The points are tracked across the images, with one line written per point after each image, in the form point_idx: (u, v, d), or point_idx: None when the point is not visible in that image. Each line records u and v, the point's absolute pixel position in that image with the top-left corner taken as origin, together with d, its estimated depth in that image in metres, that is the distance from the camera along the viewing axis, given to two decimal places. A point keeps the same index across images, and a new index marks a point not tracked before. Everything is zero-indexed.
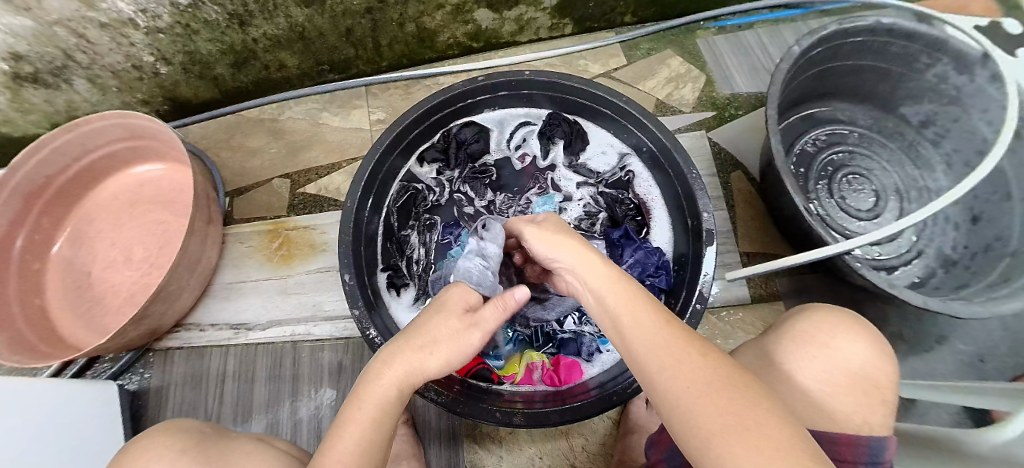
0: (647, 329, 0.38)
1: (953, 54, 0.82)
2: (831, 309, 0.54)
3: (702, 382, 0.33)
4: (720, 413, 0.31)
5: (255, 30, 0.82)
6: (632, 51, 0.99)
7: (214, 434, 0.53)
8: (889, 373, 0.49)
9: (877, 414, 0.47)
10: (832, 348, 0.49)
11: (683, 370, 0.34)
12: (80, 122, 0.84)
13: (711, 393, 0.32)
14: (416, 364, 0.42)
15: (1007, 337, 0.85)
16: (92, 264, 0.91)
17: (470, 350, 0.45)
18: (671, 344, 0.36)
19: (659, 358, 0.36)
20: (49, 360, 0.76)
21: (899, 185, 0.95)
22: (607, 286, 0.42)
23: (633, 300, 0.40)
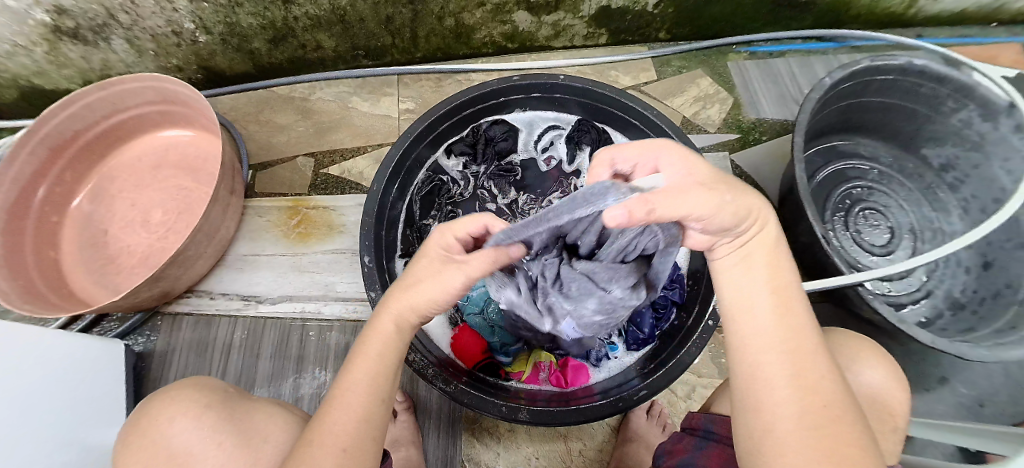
0: (780, 322, 0.38)
1: (980, 102, 0.83)
2: (854, 335, 0.55)
3: (818, 396, 0.35)
4: (815, 424, 0.33)
5: (297, 8, 0.84)
6: (663, 67, 1.00)
7: (236, 393, 0.53)
8: (900, 401, 0.50)
9: (888, 440, 0.48)
10: (854, 373, 0.50)
11: (807, 381, 0.35)
12: (114, 81, 0.85)
13: (820, 408, 0.34)
14: (411, 306, 0.45)
15: (1008, 385, 0.85)
16: (110, 223, 0.92)
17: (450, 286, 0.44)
18: (799, 344, 0.37)
19: (782, 350, 0.37)
20: (59, 312, 0.76)
21: (914, 224, 0.96)
22: (752, 269, 0.41)
23: (775, 290, 0.40)
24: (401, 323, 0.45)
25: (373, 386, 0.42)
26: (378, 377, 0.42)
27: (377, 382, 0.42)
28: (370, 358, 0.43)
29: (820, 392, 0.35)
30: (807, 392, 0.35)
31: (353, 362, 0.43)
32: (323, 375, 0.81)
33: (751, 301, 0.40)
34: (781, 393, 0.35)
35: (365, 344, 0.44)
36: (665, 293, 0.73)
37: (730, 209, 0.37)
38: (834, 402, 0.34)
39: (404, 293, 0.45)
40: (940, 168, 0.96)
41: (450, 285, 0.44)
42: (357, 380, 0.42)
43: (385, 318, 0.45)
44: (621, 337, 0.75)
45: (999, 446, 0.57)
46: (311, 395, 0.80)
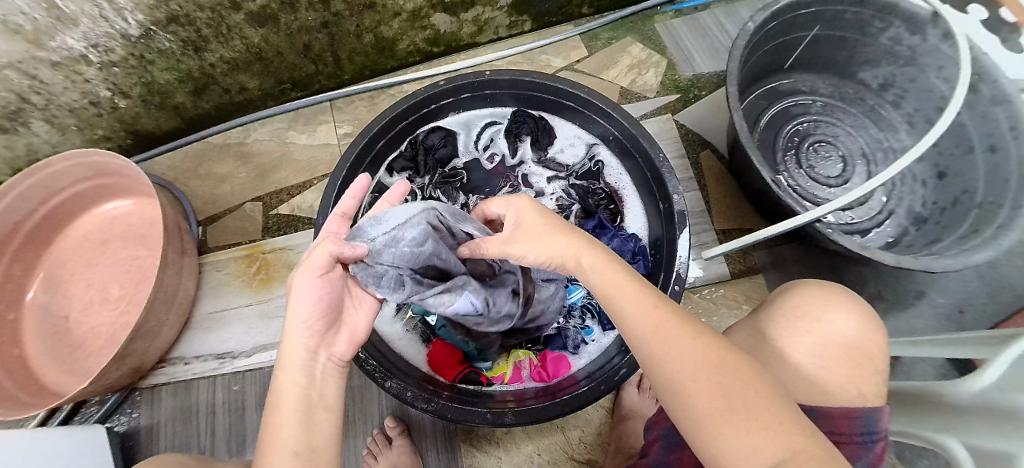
0: (641, 313, 0.40)
1: (904, 17, 0.84)
2: (819, 283, 0.53)
3: (693, 361, 0.35)
4: (710, 396, 0.33)
5: (211, 54, 0.82)
6: (593, 42, 1.00)
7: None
8: (878, 343, 0.49)
9: (870, 384, 0.47)
10: (825, 322, 0.48)
11: (679, 350, 0.36)
12: (41, 165, 0.82)
13: (703, 374, 0.34)
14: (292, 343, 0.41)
15: (984, 286, 0.87)
16: (69, 309, 0.89)
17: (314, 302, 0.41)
18: (665, 321, 0.39)
19: (660, 334, 0.38)
20: (32, 410, 0.74)
21: (865, 148, 0.97)
22: (599, 276, 0.43)
23: (628, 289, 0.42)
24: (302, 365, 0.41)
25: (290, 445, 0.38)
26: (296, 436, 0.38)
27: (295, 438, 0.38)
28: (282, 414, 0.39)
29: (722, 362, 0.35)
30: (701, 366, 0.35)
31: (267, 419, 0.40)
32: None
33: (618, 310, 0.41)
34: (683, 377, 0.35)
35: (274, 396, 0.40)
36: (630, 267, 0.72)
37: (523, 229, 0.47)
38: (731, 360, 0.35)
39: (285, 330, 0.42)
40: (879, 88, 0.97)
41: (310, 292, 0.41)
42: (273, 442, 0.38)
43: (283, 365, 0.41)
44: (595, 319, 0.76)
45: (972, 351, 0.58)
46: None
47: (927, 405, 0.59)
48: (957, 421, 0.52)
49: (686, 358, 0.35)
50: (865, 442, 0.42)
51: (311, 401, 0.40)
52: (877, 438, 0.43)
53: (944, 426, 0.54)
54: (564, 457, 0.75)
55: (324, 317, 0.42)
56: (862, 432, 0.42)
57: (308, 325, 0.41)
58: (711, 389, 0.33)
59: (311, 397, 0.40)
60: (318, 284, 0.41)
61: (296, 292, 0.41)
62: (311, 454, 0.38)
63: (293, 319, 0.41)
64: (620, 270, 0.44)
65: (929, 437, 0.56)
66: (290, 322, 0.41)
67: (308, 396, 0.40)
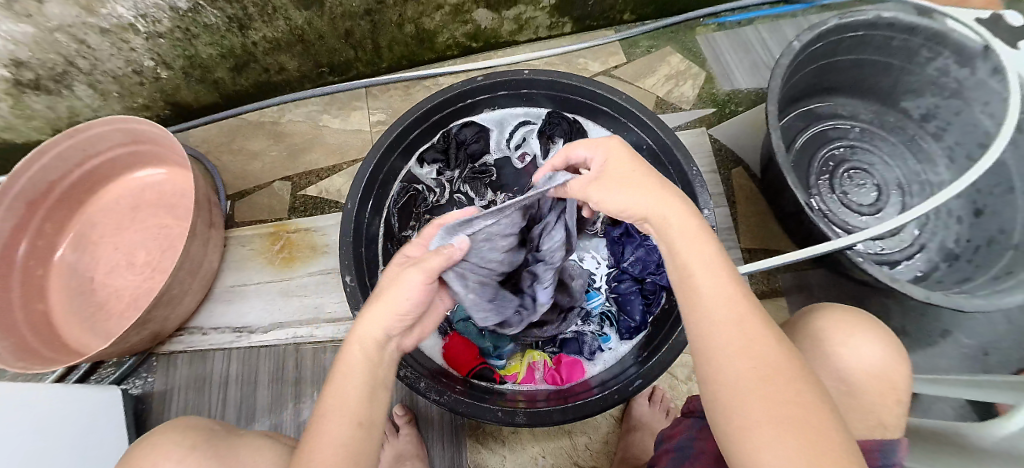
0: (719, 301, 0.37)
1: (953, 48, 0.82)
2: (845, 307, 0.52)
3: (756, 372, 0.33)
4: (767, 414, 0.31)
5: (254, 33, 0.83)
6: (632, 49, 0.99)
7: (224, 431, 0.53)
8: (904, 374, 0.48)
9: (892, 414, 0.47)
10: (850, 347, 0.48)
11: (746, 354, 0.34)
12: (81, 127, 0.84)
13: (762, 387, 0.32)
14: (374, 325, 0.42)
15: (1012, 330, 0.84)
16: (95, 270, 0.91)
17: (409, 289, 0.44)
18: (737, 315, 0.36)
19: (730, 343, 0.35)
20: (53, 365, 0.75)
21: (901, 179, 0.95)
22: (677, 255, 0.40)
23: (706, 274, 0.38)
24: (371, 347, 0.42)
25: (355, 416, 0.40)
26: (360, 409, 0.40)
27: (357, 411, 0.40)
28: (350, 386, 0.41)
29: (792, 388, 0.32)
30: (770, 389, 0.32)
31: (332, 386, 0.41)
32: None
33: (693, 301, 0.38)
34: (742, 393, 0.33)
35: (342, 366, 0.42)
36: (653, 278, 0.74)
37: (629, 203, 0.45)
38: (797, 380, 0.33)
39: (372, 309, 0.43)
40: (921, 119, 0.95)
41: (412, 287, 0.44)
42: (339, 412, 0.40)
43: (356, 341, 0.42)
44: (613, 327, 0.75)
45: (1002, 395, 0.56)
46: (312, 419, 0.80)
47: (946, 446, 0.57)
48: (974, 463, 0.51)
49: (747, 373, 0.33)
50: None
51: (377, 380, 0.42)
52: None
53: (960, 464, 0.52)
54: (569, 462, 0.75)
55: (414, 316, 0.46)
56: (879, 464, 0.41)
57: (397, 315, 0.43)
58: (775, 415, 0.31)
59: (375, 377, 0.42)
60: (417, 285, 0.44)
61: (402, 285, 0.44)
62: (369, 429, 0.40)
63: (384, 306, 0.43)
64: (709, 247, 0.40)
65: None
66: (384, 304, 0.43)
67: (375, 375, 0.42)
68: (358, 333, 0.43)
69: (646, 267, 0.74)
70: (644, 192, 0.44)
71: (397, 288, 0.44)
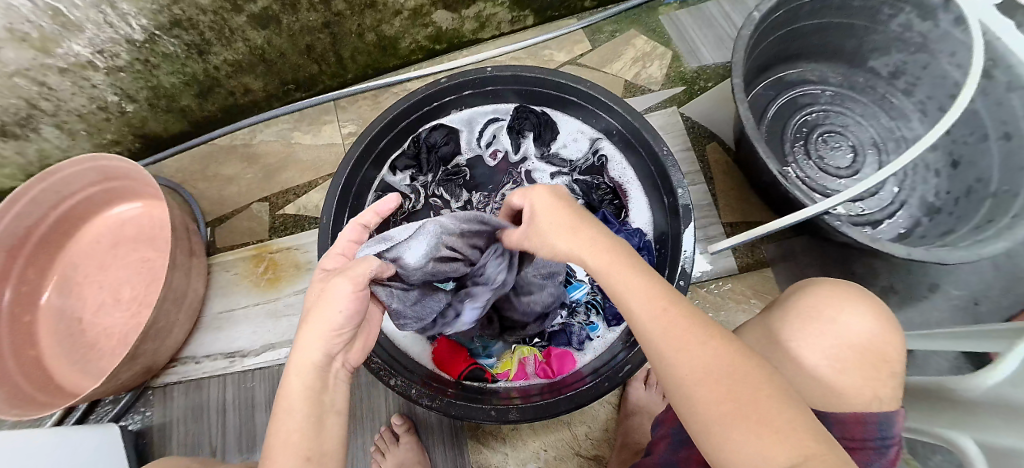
0: (650, 311, 0.38)
1: (915, 3, 0.82)
2: (832, 283, 0.52)
3: (704, 366, 0.34)
4: (719, 401, 0.32)
5: (215, 57, 0.82)
6: (596, 35, 0.99)
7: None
8: (895, 343, 0.47)
9: (886, 386, 0.46)
10: (840, 324, 0.47)
11: (689, 352, 0.35)
12: (52, 170, 0.83)
13: (711, 379, 0.33)
14: (310, 344, 0.41)
15: (1000, 277, 0.84)
16: (82, 311, 0.90)
17: (340, 298, 0.41)
18: (672, 317, 0.37)
19: (670, 337, 0.36)
20: (49, 410, 0.75)
21: (876, 138, 0.96)
22: (602, 270, 0.42)
23: (643, 289, 0.39)
24: (309, 371, 0.40)
25: (304, 449, 0.37)
26: (308, 438, 0.37)
27: (303, 442, 0.37)
28: (293, 415, 0.38)
29: (743, 376, 0.33)
30: (721, 380, 0.33)
31: (275, 418, 0.38)
32: None
33: (629, 309, 0.39)
34: (690, 385, 0.34)
35: (282, 397, 0.39)
36: None
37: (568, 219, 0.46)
38: (746, 361, 0.34)
39: (306, 327, 0.41)
40: (890, 76, 0.95)
41: (342, 295, 0.41)
42: (285, 442, 0.37)
43: (294, 369, 0.40)
44: (599, 315, 0.76)
45: (992, 345, 0.55)
46: None
47: (938, 401, 0.57)
48: (967, 415, 0.51)
49: (696, 362, 0.34)
50: (878, 447, 0.42)
51: (324, 406, 0.40)
52: (890, 442, 0.42)
53: (961, 423, 0.52)
54: (571, 453, 0.75)
55: (352, 328, 0.43)
56: (875, 437, 0.42)
57: (330, 331, 0.41)
58: (726, 400, 0.32)
59: (322, 403, 0.40)
60: (353, 297, 0.42)
61: (330, 298, 0.41)
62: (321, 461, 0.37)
63: (315, 325, 0.41)
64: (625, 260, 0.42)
65: (942, 434, 0.54)
66: (314, 320, 0.41)
67: (320, 400, 0.40)
68: (293, 358, 0.41)
69: None
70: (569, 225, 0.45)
71: (324, 302, 0.42)
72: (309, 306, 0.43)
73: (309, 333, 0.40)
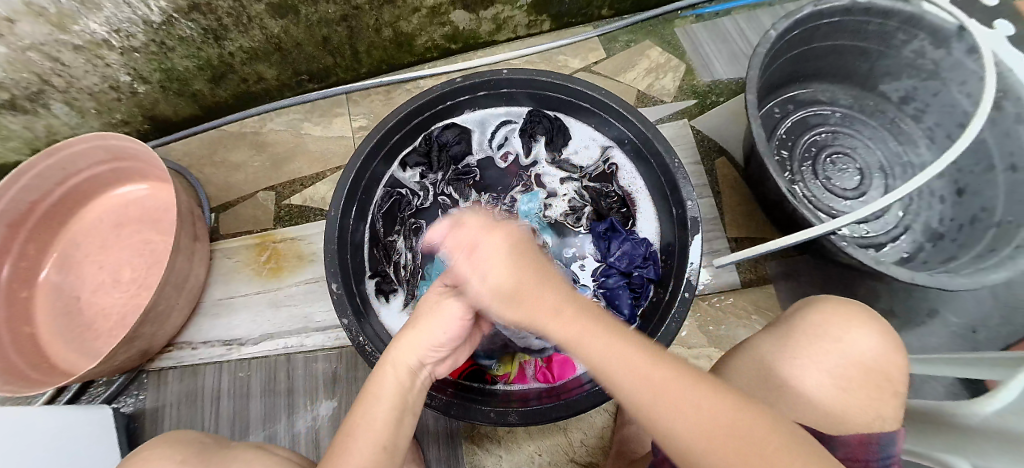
0: (631, 369, 0.37)
1: (929, 31, 0.83)
2: (839, 301, 0.52)
3: (707, 421, 0.33)
4: (726, 459, 0.32)
5: (230, 43, 0.82)
6: (611, 44, 0.99)
7: (214, 445, 0.51)
8: (899, 365, 0.48)
9: (890, 406, 0.46)
10: (845, 342, 0.48)
11: (685, 409, 0.34)
12: (59, 146, 0.83)
13: (714, 436, 0.33)
14: (411, 349, 0.46)
15: (999, 306, 0.85)
16: (81, 289, 0.90)
17: (446, 317, 0.47)
18: (660, 374, 0.36)
19: (656, 400, 0.35)
20: (41, 387, 0.74)
21: (883, 162, 0.96)
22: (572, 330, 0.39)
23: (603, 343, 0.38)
24: (403, 373, 0.46)
25: (380, 438, 0.41)
26: (387, 429, 0.42)
27: (380, 433, 0.42)
28: (381, 406, 0.43)
29: (731, 411, 0.33)
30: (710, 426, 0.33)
31: (365, 403, 0.44)
32: (316, 407, 0.81)
33: (606, 364, 0.37)
34: (695, 447, 0.33)
35: (376, 385, 0.45)
36: (640, 272, 0.74)
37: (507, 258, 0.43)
38: (736, 410, 0.34)
39: (410, 333, 0.47)
40: (900, 101, 0.96)
41: (451, 316, 0.47)
42: (367, 427, 0.42)
43: (391, 364, 0.46)
44: None
45: (991, 373, 0.55)
46: (306, 430, 0.80)
47: (936, 427, 0.58)
48: (963, 442, 0.52)
49: (689, 419, 0.34)
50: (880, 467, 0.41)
51: (405, 404, 0.45)
52: (894, 463, 0.41)
53: (956, 447, 0.52)
54: (565, 459, 0.75)
55: (449, 347, 0.49)
56: (877, 457, 0.41)
57: (433, 345, 0.47)
58: (718, 447, 0.32)
59: (405, 401, 0.45)
60: (455, 321, 0.47)
61: (439, 317, 0.47)
62: (392, 453, 0.42)
63: (421, 335, 0.46)
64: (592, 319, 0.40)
65: (940, 456, 0.53)
66: (419, 331, 0.46)
67: (404, 399, 0.45)
68: (391, 355, 0.46)
69: (633, 261, 0.74)
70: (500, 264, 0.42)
71: (433, 317, 0.47)
72: (416, 314, 0.48)
73: (414, 340, 0.46)
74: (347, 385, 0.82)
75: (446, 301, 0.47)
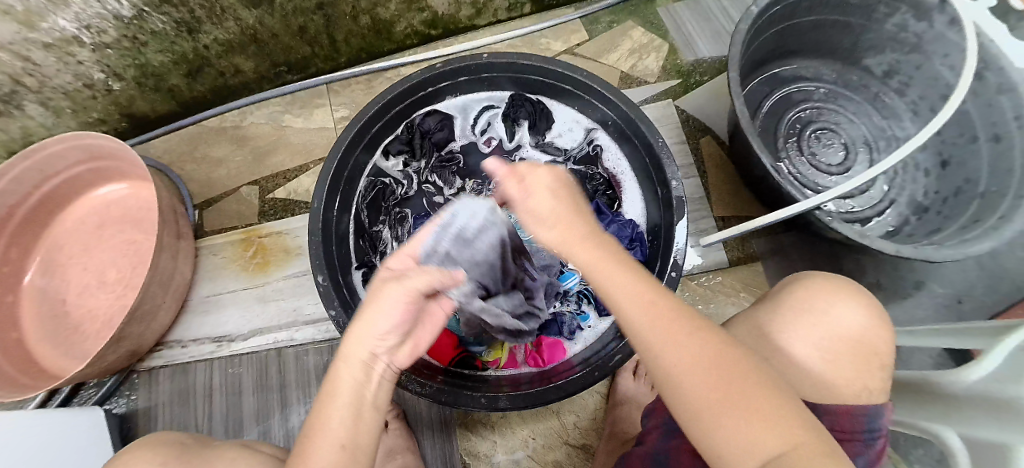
0: (640, 308, 0.36)
1: (910, 3, 0.82)
2: (825, 276, 0.52)
3: (695, 356, 0.34)
4: (710, 391, 0.33)
5: (205, 36, 0.80)
6: (594, 25, 0.98)
7: (195, 444, 0.51)
8: (885, 337, 0.48)
9: (876, 378, 0.47)
10: (830, 317, 0.48)
11: (678, 340, 0.34)
12: (36, 147, 0.81)
13: (700, 370, 0.33)
14: (358, 341, 0.39)
15: (982, 276, 0.86)
16: (66, 292, 0.89)
17: (392, 302, 0.39)
18: (663, 308, 0.36)
19: (655, 328, 0.35)
20: (31, 392, 0.74)
21: (867, 136, 0.96)
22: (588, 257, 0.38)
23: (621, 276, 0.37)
24: (355, 369, 0.39)
25: (339, 436, 0.37)
26: (348, 428, 0.38)
27: (337, 431, 0.37)
28: (336, 405, 0.38)
29: (713, 345, 0.34)
30: (701, 356, 0.34)
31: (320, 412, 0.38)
32: (310, 400, 0.81)
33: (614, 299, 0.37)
34: (685, 380, 0.33)
35: (330, 387, 0.39)
36: (627, 254, 0.73)
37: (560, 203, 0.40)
38: (729, 350, 0.34)
39: (357, 324, 0.40)
40: (883, 75, 0.96)
41: (394, 304, 0.39)
42: (325, 430, 0.37)
43: (343, 359, 0.39)
44: (591, 305, 0.76)
45: (974, 341, 0.56)
46: (301, 423, 0.80)
47: (922, 396, 0.59)
48: (949, 409, 0.53)
49: (685, 354, 0.34)
50: (866, 439, 0.43)
51: (364, 401, 0.39)
52: (877, 435, 0.43)
53: (944, 415, 0.53)
54: (559, 441, 0.76)
55: (400, 333, 0.41)
56: (863, 429, 0.43)
57: (383, 335, 0.39)
58: (704, 373, 0.33)
59: (362, 397, 0.39)
60: (402, 305, 0.40)
61: (382, 304, 0.39)
62: (354, 452, 0.37)
63: (367, 328, 0.39)
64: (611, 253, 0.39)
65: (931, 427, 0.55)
66: (365, 322, 0.39)
67: (361, 395, 0.39)
68: (342, 350, 0.40)
69: (619, 243, 0.74)
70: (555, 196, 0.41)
71: (376, 305, 0.39)
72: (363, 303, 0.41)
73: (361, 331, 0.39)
74: None
75: (388, 285, 0.40)
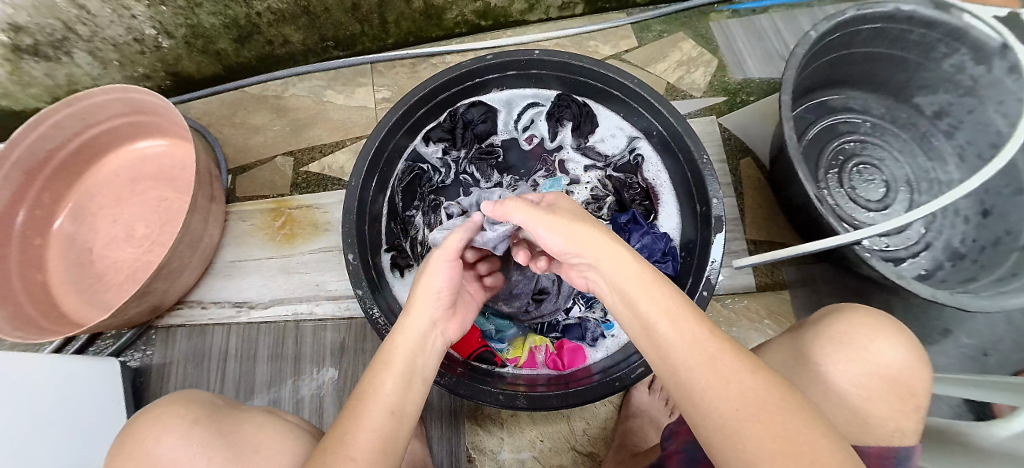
0: (692, 341, 0.37)
1: (971, 45, 0.80)
2: (865, 310, 0.51)
3: (741, 397, 0.33)
4: (761, 431, 0.31)
5: (259, 3, 0.81)
6: (644, 33, 0.97)
7: (226, 406, 0.51)
8: (924, 379, 0.47)
9: (910, 419, 0.46)
10: (871, 353, 0.47)
11: (723, 373, 0.34)
12: (80, 96, 0.82)
13: (748, 408, 0.32)
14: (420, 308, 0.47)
15: (1013, 331, 0.84)
16: (94, 242, 0.90)
17: (439, 274, 0.49)
18: (711, 344, 0.36)
19: (701, 358, 0.35)
20: (52, 336, 0.75)
21: (910, 176, 0.94)
22: (641, 288, 0.40)
23: (662, 299, 0.40)
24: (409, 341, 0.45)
25: (388, 405, 0.40)
26: (397, 395, 0.41)
27: (388, 400, 0.40)
28: (388, 373, 0.42)
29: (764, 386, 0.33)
30: (747, 394, 0.33)
31: (372, 376, 0.42)
32: (323, 375, 0.81)
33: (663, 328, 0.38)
34: (733, 417, 0.32)
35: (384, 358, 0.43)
36: (659, 267, 0.73)
37: (580, 228, 0.45)
38: (778, 394, 0.33)
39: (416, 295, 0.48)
40: (934, 116, 0.93)
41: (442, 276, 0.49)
42: (372, 399, 0.40)
43: (401, 332, 0.45)
44: None
45: (999, 396, 0.55)
46: (311, 397, 0.80)
47: (948, 446, 0.57)
48: (975, 464, 0.51)
49: (734, 389, 0.33)
50: None
51: (414, 370, 0.43)
52: None
53: (963, 466, 0.52)
54: (566, 447, 0.75)
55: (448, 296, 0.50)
56: None
57: (438, 299, 0.48)
58: (750, 411, 0.32)
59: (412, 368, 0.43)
60: (449, 266, 0.50)
61: (432, 270, 0.49)
62: (399, 419, 0.40)
63: (425, 291, 0.48)
64: (666, 286, 0.41)
65: None
66: (422, 290, 0.48)
67: (413, 363, 0.44)
68: (403, 325, 0.46)
69: (652, 254, 0.74)
70: (576, 228, 0.45)
71: (428, 275, 0.49)
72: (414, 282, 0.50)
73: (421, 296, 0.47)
74: (355, 356, 0.82)
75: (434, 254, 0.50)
